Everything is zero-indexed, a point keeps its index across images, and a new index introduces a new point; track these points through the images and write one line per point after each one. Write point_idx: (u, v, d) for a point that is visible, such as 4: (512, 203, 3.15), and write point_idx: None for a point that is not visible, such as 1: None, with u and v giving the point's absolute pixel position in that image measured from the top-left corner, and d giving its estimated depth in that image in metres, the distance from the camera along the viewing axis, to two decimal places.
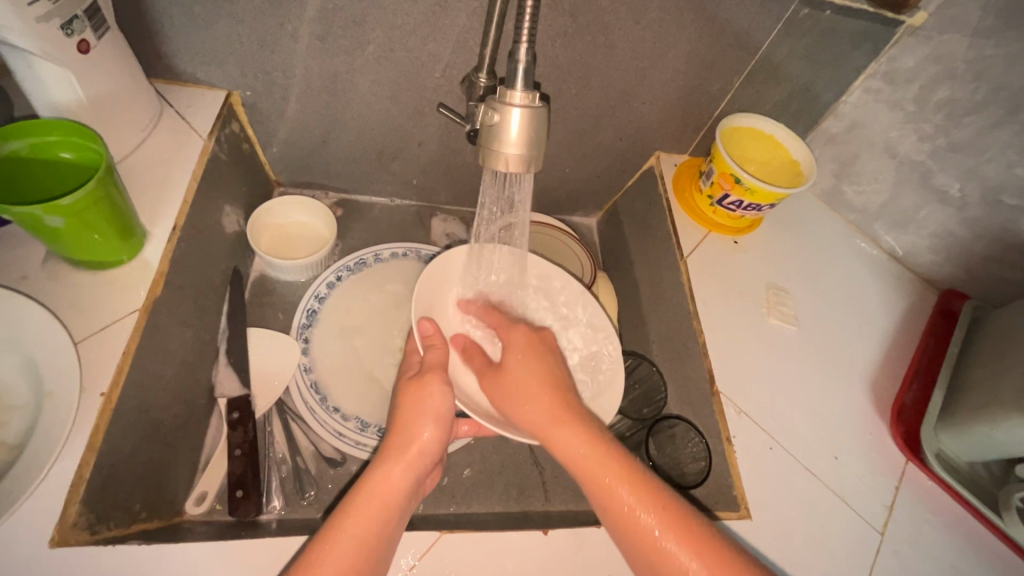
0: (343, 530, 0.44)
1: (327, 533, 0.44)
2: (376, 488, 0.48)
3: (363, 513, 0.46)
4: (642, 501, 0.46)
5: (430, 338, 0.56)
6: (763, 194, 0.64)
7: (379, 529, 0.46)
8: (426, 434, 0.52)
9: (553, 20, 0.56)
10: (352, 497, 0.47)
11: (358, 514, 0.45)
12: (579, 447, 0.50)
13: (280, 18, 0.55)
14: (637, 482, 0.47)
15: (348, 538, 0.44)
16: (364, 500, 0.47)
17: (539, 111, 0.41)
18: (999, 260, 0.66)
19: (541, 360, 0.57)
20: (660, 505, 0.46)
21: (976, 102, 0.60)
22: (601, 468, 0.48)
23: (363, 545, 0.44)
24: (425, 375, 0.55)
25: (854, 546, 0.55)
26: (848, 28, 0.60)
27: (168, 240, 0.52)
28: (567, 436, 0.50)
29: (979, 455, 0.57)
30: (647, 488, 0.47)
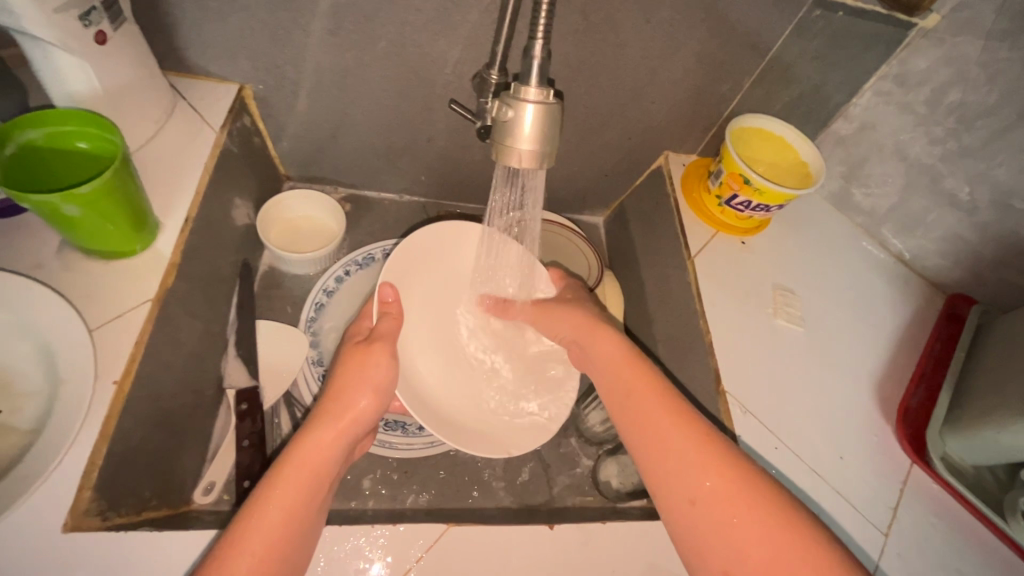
0: (272, 497, 0.44)
1: (256, 499, 0.43)
2: (311, 456, 0.47)
3: (297, 481, 0.45)
4: (705, 443, 0.47)
5: (387, 306, 0.57)
6: (772, 195, 0.64)
7: (310, 498, 0.45)
8: (361, 404, 0.52)
9: (565, 18, 0.57)
10: (285, 463, 0.46)
11: (290, 481, 0.45)
12: (652, 401, 0.51)
13: (294, 13, 0.55)
14: (702, 431, 0.48)
15: (278, 506, 0.43)
16: (297, 468, 0.46)
17: (553, 107, 0.41)
18: (1008, 264, 0.66)
19: (600, 333, 0.59)
20: (721, 454, 0.46)
21: (988, 105, 0.60)
22: (667, 415, 0.50)
23: (294, 514, 0.44)
24: (371, 344, 0.55)
25: (858, 547, 0.55)
26: (860, 29, 0.60)
27: (181, 232, 0.52)
28: (639, 400, 0.52)
29: (985, 458, 0.57)
30: (709, 434, 0.48)
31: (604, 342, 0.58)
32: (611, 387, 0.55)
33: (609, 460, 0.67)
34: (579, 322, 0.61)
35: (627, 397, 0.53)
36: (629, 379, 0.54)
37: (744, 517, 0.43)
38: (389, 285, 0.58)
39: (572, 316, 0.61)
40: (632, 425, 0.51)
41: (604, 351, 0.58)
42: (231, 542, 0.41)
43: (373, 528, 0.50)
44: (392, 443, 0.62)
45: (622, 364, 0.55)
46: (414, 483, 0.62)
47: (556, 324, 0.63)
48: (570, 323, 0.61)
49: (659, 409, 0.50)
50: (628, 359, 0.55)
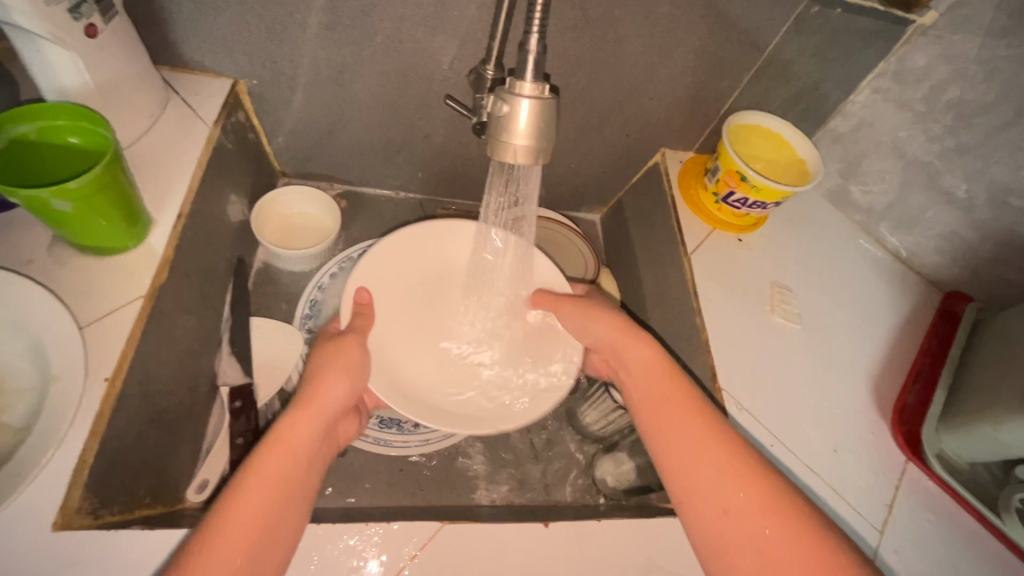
0: (244, 492, 0.42)
1: (227, 497, 0.42)
2: (280, 449, 0.46)
3: (269, 473, 0.44)
4: (739, 463, 0.47)
5: (362, 305, 0.59)
6: (769, 192, 0.64)
7: (284, 491, 0.44)
8: (337, 390, 0.51)
9: (564, 13, 0.56)
10: (254, 457, 0.45)
11: (262, 474, 0.44)
12: (686, 418, 0.50)
13: (289, 7, 0.54)
14: (736, 451, 0.47)
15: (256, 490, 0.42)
16: (268, 460, 0.45)
17: (549, 102, 0.41)
18: (1005, 262, 0.66)
19: (630, 339, 0.57)
20: (759, 475, 0.46)
21: (986, 103, 0.60)
22: (701, 433, 0.49)
23: (269, 508, 0.42)
24: (345, 337, 0.55)
25: (854, 546, 0.55)
26: (859, 26, 0.60)
27: (174, 228, 0.52)
28: (674, 412, 0.51)
29: (981, 455, 0.57)
30: (742, 455, 0.47)
31: (641, 347, 0.56)
32: (646, 398, 0.53)
33: (606, 458, 0.67)
34: (614, 324, 0.58)
35: (663, 412, 0.51)
36: (663, 393, 0.52)
37: (777, 538, 0.43)
38: (364, 288, 0.60)
39: (603, 320, 0.58)
40: (664, 439, 0.50)
41: (637, 360, 0.56)
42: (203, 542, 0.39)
43: (367, 525, 0.50)
44: (388, 443, 0.61)
45: (658, 376, 0.53)
46: (409, 481, 0.62)
47: (580, 329, 0.60)
48: (605, 328, 0.58)
49: (695, 426, 0.49)
50: (661, 370, 0.54)
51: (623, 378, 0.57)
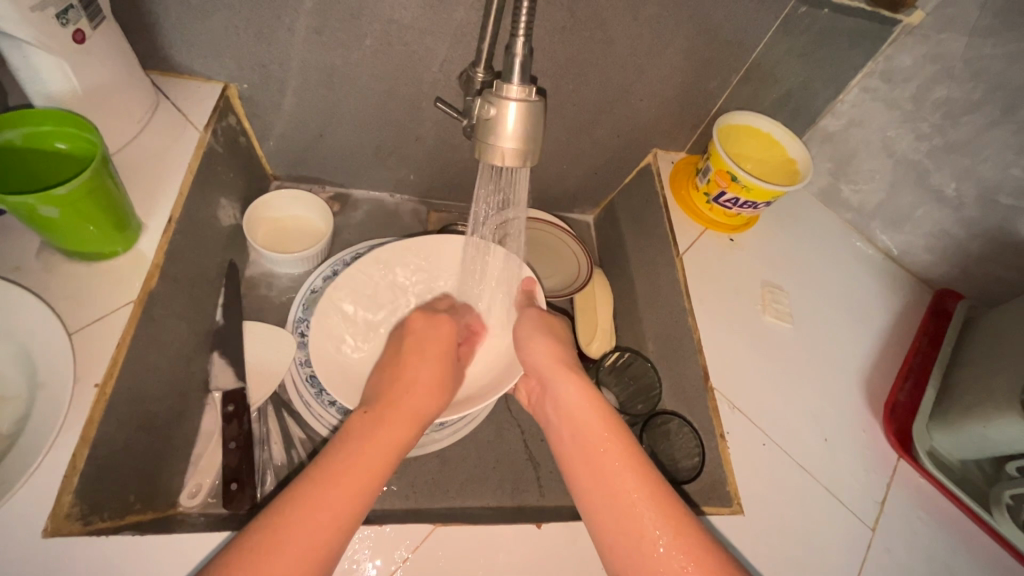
0: (336, 482, 0.43)
1: (311, 478, 0.43)
2: (376, 440, 0.47)
3: (363, 464, 0.45)
4: (656, 496, 0.47)
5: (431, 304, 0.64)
6: (759, 192, 0.65)
7: (366, 486, 0.44)
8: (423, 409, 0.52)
9: (552, 15, 0.56)
10: (346, 446, 0.46)
11: (358, 467, 0.44)
12: (609, 452, 0.50)
13: (278, 11, 0.55)
14: (651, 483, 0.48)
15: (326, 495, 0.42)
16: (364, 450, 0.46)
17: (536, 104, 0.41)
18: (994, 259, 0.67)
19: (564, 373, 0.57)
20: (671, 511, 0.46)
21: (972, 101, 0.61)
22: (619, 466, 0.49)
23: (353, 501, 0.43)
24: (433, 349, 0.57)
25: (846, 545, 0.55)
26: (846, 26, 0.60)
27: (163, 232, 0.52)
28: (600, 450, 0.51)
29: (972, 452, 0.57)
30: (654, 487, 0.47)
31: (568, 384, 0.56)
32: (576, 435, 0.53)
33: None
34: (549, 356, 0.58)
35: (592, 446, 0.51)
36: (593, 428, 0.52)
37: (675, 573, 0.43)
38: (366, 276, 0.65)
39: (538, 345, 0.58)
40: (590, 478, 0.50)
41: (566, 397, 0.56)
42: (280, 517, 0.40)
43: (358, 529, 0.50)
44: None
45: (582, 409, 0.54)
46: (402, 484, 0.61)
47: (527, 352, 0.59)
48: (540, 354, 0.58)
49: (613, 458, 0.50)
50: (584, 402, 0.54)
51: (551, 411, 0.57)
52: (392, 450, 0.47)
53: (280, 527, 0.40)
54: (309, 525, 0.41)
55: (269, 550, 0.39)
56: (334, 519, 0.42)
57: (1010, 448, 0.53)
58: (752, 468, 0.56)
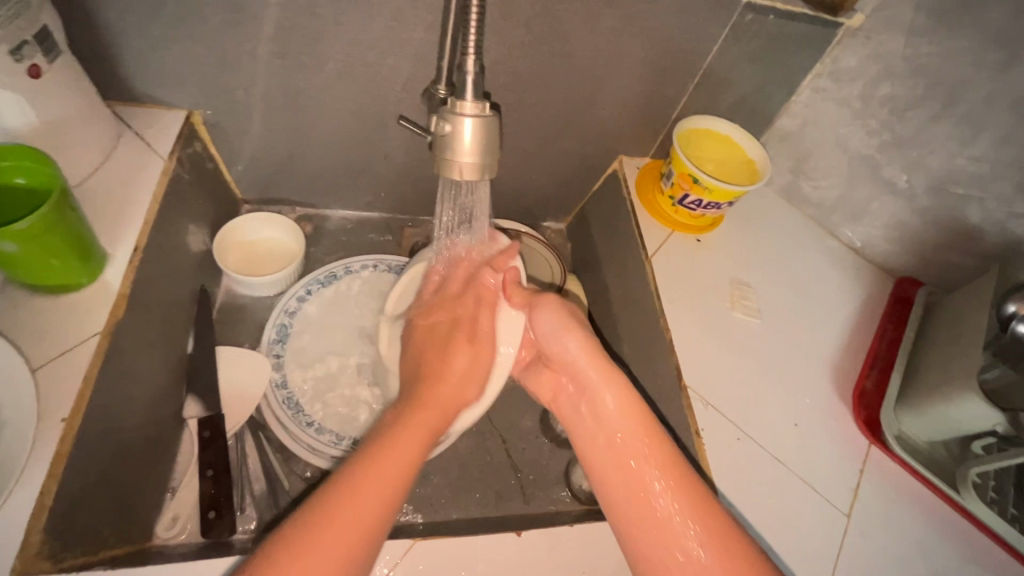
0: (362, 493, 0.46)
1: (347, 485, 0.46)
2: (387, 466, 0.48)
3: (372, 491, 0.46)
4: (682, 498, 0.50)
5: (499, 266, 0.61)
6: (721, 192, 0.67)
7: (391, 494, 0.47)
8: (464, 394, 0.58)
9: (510, 31, 0.58)
10: (378, 449, 0.49)
11: (366, 490, 0.46)
12: (639, 455, 0.53)
13: (239, 37, 0.56)
14: (694, 492, 0.50)
15: (348, 522, 0.44)
16: (367, 476, 0.47)
17: (490, 119, 0.42)
18: (949, 246, 0.70)
19: (612, 381, 0.57)
20: (717, 525, 0.48)
21: (915, 97, 0.64)
22: (658, 478, 0.52)
23: (377, 511, 0.45)
24: (478, 312, 0.60)
25: (824, 533, 0.56)
26: (791, 31, 0.63)
27: (129, 263, 0.52)
28: (638, 460, 0.53)
29: (939, 434, 0.59)
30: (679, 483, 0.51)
31: (606, 383, 0.57)
32: (617, 436, 0.55)
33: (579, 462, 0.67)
34: (587, 356, 0.58)
35: (631, 446, 0.54)
36: (644, 428, 0.54)
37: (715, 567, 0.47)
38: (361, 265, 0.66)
39: (576, 343, 0.58)
40: (620, 481, 0.54)
41: (609, 402, 0.57)
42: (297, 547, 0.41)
43: None
44: None
45: (621, 419, 0.55)
46: None
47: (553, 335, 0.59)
48: (579, 355, 0.58)
49: (644, 470, 0.53)
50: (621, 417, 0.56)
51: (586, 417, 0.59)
52: (405, 470, 0.49)
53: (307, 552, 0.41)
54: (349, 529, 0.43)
55: (310, 544, 0.42)
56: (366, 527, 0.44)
57: (973, 426, 0.55)
58: (727, 462, 0.57)
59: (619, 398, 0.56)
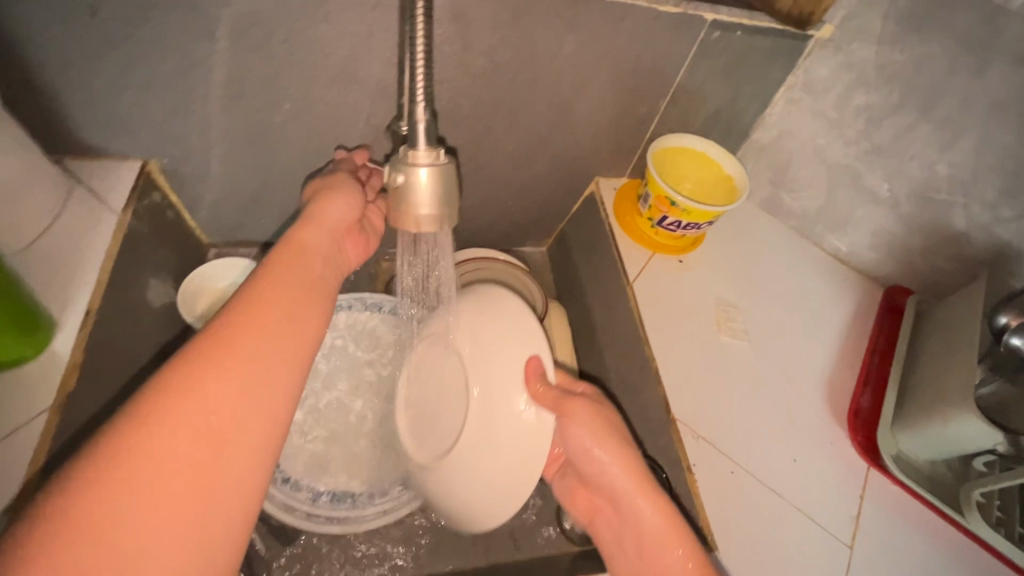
0: (225, 377, 0.38)
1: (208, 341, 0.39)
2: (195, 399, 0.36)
3: (187, 439, 0.35)
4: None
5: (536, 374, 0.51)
6: (699, 213, 0.65)
7: (234, 441, 0.37)
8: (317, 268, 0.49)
9: (471, 61, 0.56)
10: (233, 321, 0.41)
11: (189, 422, 0.35)
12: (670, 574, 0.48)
13: (188, 84, 0.53)
14: None
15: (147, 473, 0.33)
16: (183, 414, 0.35)
17: (446, 167, 0.40)
18: (935, 252, 0.68)
19: (646, 496, 0.51)
20: None
21: (890, 105, 0.62)
22: None
23: (183, 464, 0.34)
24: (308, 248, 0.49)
25: (826, 568, 0.53)
26: (760, 45, 0.62)
27: (81, 329, 0.49)
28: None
29: (938, 454, 0.57)
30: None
31: (641, 500, 0.51)
32: (647, 554, 0.50)
33: None
34: (624, 467, 0.52)
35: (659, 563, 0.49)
36: (675, 545, 0.49)
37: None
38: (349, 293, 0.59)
39: (616, 461, 0.52)
40: None
41: (642, 518, 0.50)
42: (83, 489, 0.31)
43: None
44: (346, 519, 0.59)
45: (653, 536, 0.49)
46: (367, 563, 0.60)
47: (583, 448, 0.52)
48: (614, 467, 0.52)
49: None
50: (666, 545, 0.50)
51: (618, 527, 0.53)
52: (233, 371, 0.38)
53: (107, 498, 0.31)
54: (188, 446, 0.35)
55: (137, 450, 0.33)
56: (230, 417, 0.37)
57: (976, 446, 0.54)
58: (722, 499, 0.55)
59: (654, 516, 0.50)
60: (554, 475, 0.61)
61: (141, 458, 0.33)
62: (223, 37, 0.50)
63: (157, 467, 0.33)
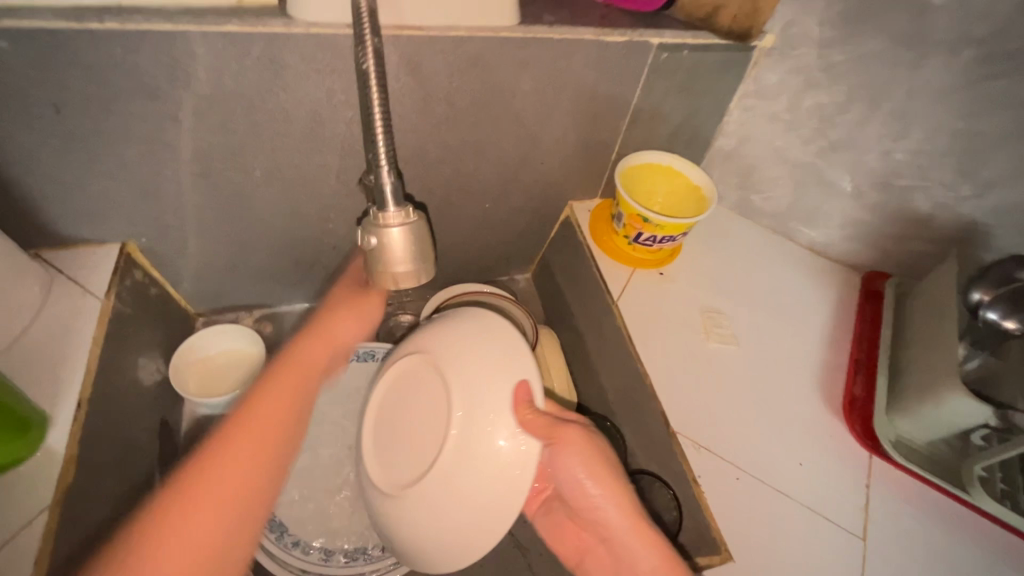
0: (226, 466, 0.44)
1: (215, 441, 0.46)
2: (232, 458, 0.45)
3: (216, 486, 0.43)
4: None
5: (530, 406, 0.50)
6: (673, 226, 0.67)
7: (254, 490, 0.45)
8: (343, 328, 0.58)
9: (432, 110, 0.58)
10: (223, 433, 0.46)
11: (218, 486, 0.43)
12: None
13: (159, 166, 0.55)
14: None
15: (202, 524, 0.42)
16: (215, 473, 0.44)
17: (417, 224, 0.41)
18: (905, 234, 0.70)
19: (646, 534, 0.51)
20: None
21: (840, 102, 0.65)
22: None
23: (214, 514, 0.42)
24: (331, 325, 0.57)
25: (842, 565, 0.53)
26: (708, 61, 0.64)
27: (74, 420, 0.49)
28: None
29: (935, 434, 0.58)
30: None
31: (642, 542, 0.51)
32: None
33: None
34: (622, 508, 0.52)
35: None
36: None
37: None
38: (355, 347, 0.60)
39: (608, 492, 0.52)
40: None
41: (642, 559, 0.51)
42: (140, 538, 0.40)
43: None
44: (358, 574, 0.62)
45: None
46: None
47: (576, 481, 0.52)
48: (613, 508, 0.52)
49: None
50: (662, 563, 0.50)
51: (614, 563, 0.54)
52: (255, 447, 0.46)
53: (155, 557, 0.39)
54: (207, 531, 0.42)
55: (177, 518, 0.41)
56: (244, 496, 0.44)
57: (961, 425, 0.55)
58: (730, 508, 0.55)
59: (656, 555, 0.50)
60: (537, 512, 0.62)
61: (173, 534, 0.41)
62: (188, 119, 0.51)
63: (187, 543, 0.41)
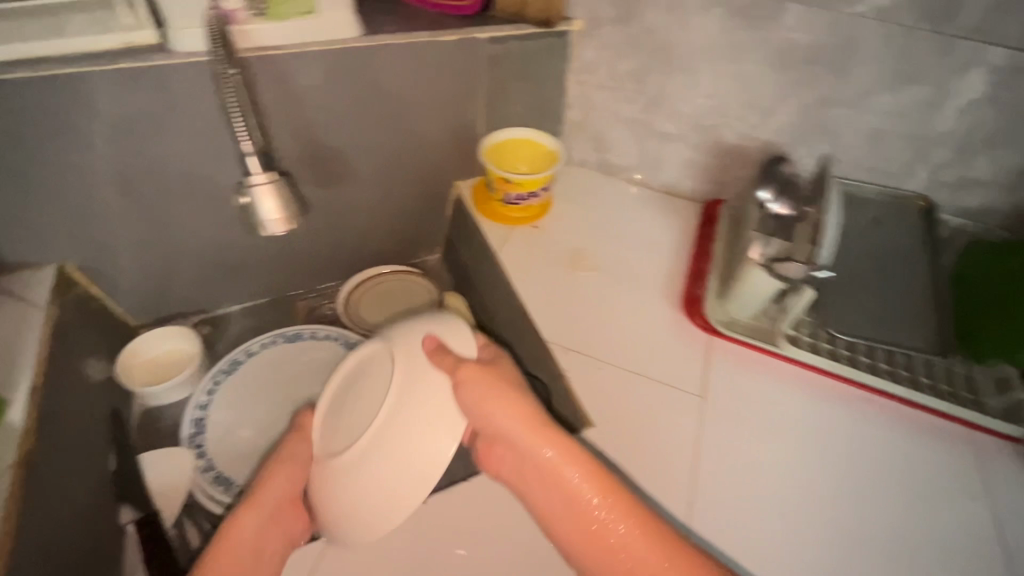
0: (256, 507, 0.61)
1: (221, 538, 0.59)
2: (266, 511, 0.61)
3: (258, 534, 0.59)
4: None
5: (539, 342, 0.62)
6: (528, 182, 0.81)
7: (284, 524, 0.61)
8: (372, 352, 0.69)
9: (311, 113, 0.72)
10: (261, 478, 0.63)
11: (246, 518, 0.60)
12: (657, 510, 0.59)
13: (82, 188, 0.65)
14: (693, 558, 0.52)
15: (251, 518, 0.60)
16: (252, 525, 0.60)
17: (280, 181, 0.56)
18: (726, 164, 0.86)
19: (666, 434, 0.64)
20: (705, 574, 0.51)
21: (645, 65, 0.81)
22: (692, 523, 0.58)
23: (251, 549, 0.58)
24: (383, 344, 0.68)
25: (687, 418, 0.66)
26: (533, 47, 0.80)
27: (27, 401, 0.58)
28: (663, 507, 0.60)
29: (752, 309, 0.72)
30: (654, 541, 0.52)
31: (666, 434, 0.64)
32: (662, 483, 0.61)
33: None
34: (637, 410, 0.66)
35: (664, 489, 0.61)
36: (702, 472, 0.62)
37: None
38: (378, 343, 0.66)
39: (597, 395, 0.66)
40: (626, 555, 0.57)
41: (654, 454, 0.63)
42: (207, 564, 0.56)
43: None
44: None
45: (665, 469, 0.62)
46: None
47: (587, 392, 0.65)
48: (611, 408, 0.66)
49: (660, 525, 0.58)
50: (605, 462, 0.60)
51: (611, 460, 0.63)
52: (284, 502, 0.62)
53: (227, 539, 0.58)
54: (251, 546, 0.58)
55: (229, 537, 0.59)
56: (257, 548, 0.58)
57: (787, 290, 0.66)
58: (593, 390, 0.67)
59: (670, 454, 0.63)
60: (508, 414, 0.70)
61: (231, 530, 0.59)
62: (101, 143, 0.63)
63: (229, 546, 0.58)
